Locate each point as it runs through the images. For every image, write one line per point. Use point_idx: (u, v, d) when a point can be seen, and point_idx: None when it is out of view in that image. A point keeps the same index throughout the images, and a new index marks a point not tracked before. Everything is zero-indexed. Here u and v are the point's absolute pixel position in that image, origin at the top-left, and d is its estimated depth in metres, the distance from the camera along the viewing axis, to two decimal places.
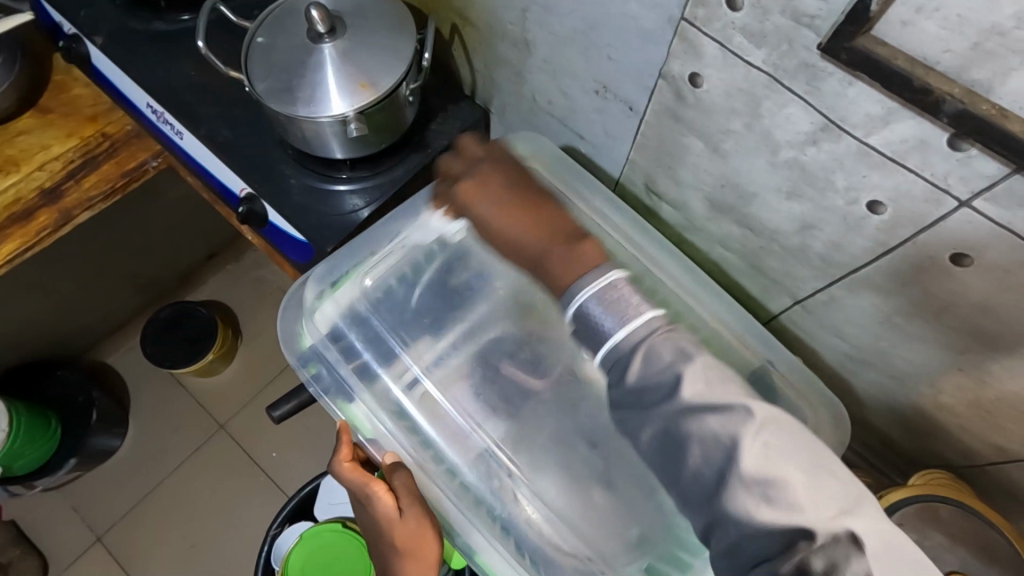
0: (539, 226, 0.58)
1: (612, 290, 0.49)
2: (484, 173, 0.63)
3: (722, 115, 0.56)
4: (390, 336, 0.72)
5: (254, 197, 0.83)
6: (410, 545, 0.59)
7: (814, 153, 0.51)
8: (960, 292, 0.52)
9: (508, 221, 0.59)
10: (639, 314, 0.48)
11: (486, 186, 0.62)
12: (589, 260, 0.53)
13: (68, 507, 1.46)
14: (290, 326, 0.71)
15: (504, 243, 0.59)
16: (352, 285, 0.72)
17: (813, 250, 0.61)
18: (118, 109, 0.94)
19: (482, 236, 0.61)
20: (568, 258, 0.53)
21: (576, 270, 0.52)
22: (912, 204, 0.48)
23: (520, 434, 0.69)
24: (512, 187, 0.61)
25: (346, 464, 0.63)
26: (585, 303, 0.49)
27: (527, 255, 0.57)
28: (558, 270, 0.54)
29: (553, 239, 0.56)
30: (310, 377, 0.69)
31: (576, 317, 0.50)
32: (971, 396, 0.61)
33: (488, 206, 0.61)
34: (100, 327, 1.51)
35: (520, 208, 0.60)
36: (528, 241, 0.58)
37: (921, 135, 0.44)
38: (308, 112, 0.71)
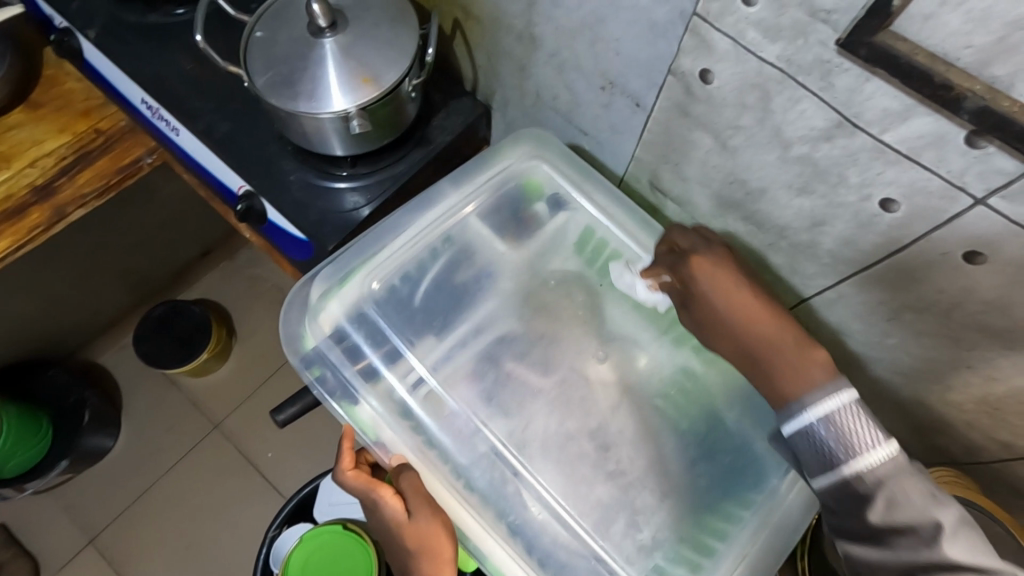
0: (771, 319, 0.59)
1: (840, 419, 0.52)
2: (714, 256, 0.64)
3: (734, 111, 0.56)
4: (394, 334, 0.70)
5: (253, 195, 0.82)
6: (423, 543, 0.58)
7: (827, 149, 0.51)
8: (972, 289, 0.52)
9: (741, 305, 0.61)
10: (874, 451, 0.50)
11: (704, 268, 0.63)
12: (816, 377, 0.55)
13: (60, 509, 1.44)
14: (292, 326, 0.69)
15: (738, 341, 0.60)
16: (355, 283, 0.70)
17: (822, 247, 0.60)
18: (112, 104, 0.92)
19: (708, 320, 0.62)
20: (807, 363, 0.56)
21: (798, 388, 0.55)
22: (926, 201, 0.48)
23: (528, 433, 0.68)
24: (744, 280, 0.62)
25: (350, 472, 0.64)
26: (818, 428, 0.53)
27: (766, 345, 0.58)
28: (785, 382, 0.56)
29: (783, 324, 0.59)
30: (314, 378, 0.68)
31: (801, 434, 0.54)
32: (979, 394, 0.61)
33: (725, 293, 0.61)
34: (92, 326, 1.49)
35: (759, 305, 0.60)
36: (759, 335, 0.59)
37: (937, 131, 0.43)
38: (308, 107, 0.69)
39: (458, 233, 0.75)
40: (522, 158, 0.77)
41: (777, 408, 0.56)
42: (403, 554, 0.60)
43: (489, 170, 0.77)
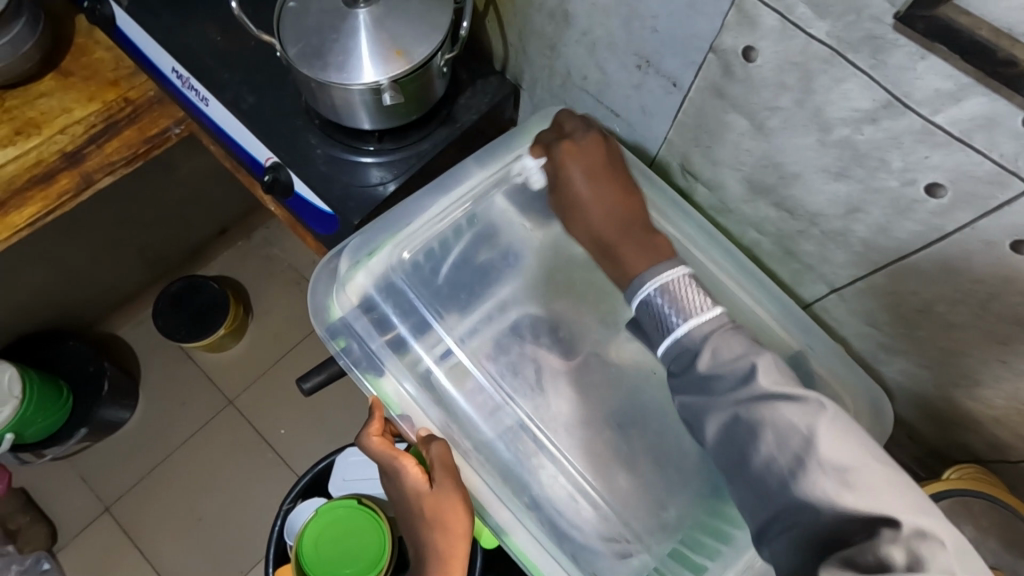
0: (614, 219, 0.65)
1: (678, 286, 0.59)
2: (588, 142, 0.68)
3: (772, 92, 0.55)
4: (423, 308, 0.71)
5: (279, 165, 0.81)
6: (439, 517, 0.58)
7: (871, 132, 0.49)
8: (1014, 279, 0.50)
9: (597, 203, 0.66)
10: (703, 312, 0.56)
11: (575, 157, 0.67)
12: (664, 254, 0.62)
13: (77, 477, 1.46)
14: (319, 296, 0.70)
15: (588, 230, 0.66)
16: (385, 253, 0.70)
17: (857, 234, 0.59)
18: (139, 75, 0.93)
19: (569, 199, 0.68)
20: (648, 254, 0.63)
21: (640, 267, 0.62)
22: (972, 187, 0.47)
23: (549, 411, 0.68)
24: (613, 170, 0.68)
25: (376, 437, 0.63)
26: (653, 295, 0.59)
27: (590, 230, 0.66)
28: (631, 257, 0.63)
29: (627, 231, 0.65)
30: (339, 350, 0.68)
31: (644, 306, 0.60)
32: (1009, 389, 0.60)
33: (581, 184, 0.67)
34: (111, 297, 1.50)
35: (614, 184, 0.67)
36: (614, 211, 0.66)
37: (991, 113, 0.42)
38: (339, 79, 0.69)
39: (486, 210, 0.76)
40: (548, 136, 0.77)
41: (625, 289, 0.63)
42: (416, 525, 0.60)
43: (518, 147, 0.76)
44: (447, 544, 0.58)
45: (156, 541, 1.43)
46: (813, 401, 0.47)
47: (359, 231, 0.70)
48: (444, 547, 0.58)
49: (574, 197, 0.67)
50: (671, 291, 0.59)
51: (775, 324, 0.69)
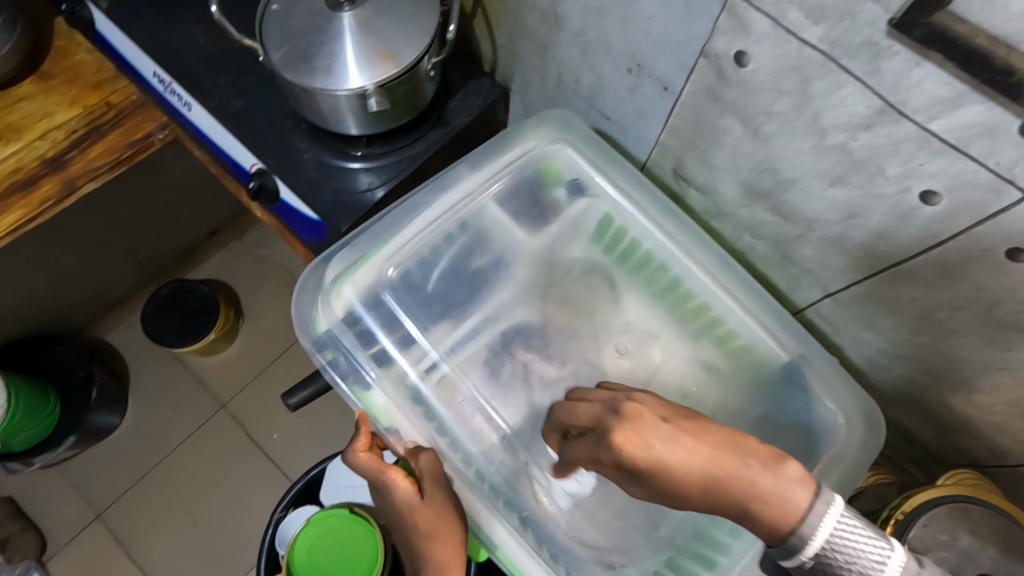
0: (716, 453, 0.46)
1: (844, 533, 0.44)
2: (657, 407, 0.49)
3: (768, 97, 0.53)
4: (406, 320, 0.70)
5: (264, 172, 0.80)
6: (435, 529, 0.57)
7: (867, 138, 0.48)
8: (1013, 289, 0.49)
9: (683, 452, 0.46)
10: (888, 563, 0.44)
11: (648, 427, 0.47)
12: (805, 491, 0.45)
13: (67, 484, 1.44)
14: (304, 308, 0.68)
15: (695, 490, 0.45)
16: (371, 266, 0.69)
17: (854, 240, 0.58)
18: (123, 78, 0.91)
19: (651, 477, 0.46)
20: (789, 489, 0.45)
21: (801, 497, 0.44)
22: (970, 195, 0.45)
23: (540, 422, 0.68)
24: (683, 423, 0.48)
25: (364, 454, 0.60)
26: (820, 553, 0.44)
27: (685, 493, 0.46)
28: (769, 513, 0.44)
29: (722, 452, 0.46)
30: (326, 362, 0.67)
31: (797, 565, 0.45)
32: (1008, 396, 0.59)
33: (660, 444, 0.46)
34: (99, 303, 1.48)
35: (692, 428, 0.47)
36: (684, 467, 0.45)
37: (989, 121, 0.41)
38: (324, 84, 0.68)
39: (476, 219, 0.74)
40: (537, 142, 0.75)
41: (771, 542, 0.46)
42: (409, 541, 0.58)
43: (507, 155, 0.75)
44: (446, 558, 0.56)
45: (149, 549, 1.41)
46: (825, 494, 0.45)
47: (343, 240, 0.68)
48: (442, 563, 0.56)
49: (652, 458, 0.45)
50: (841, 549, 0.44)
51: (769, 330, 0.68)
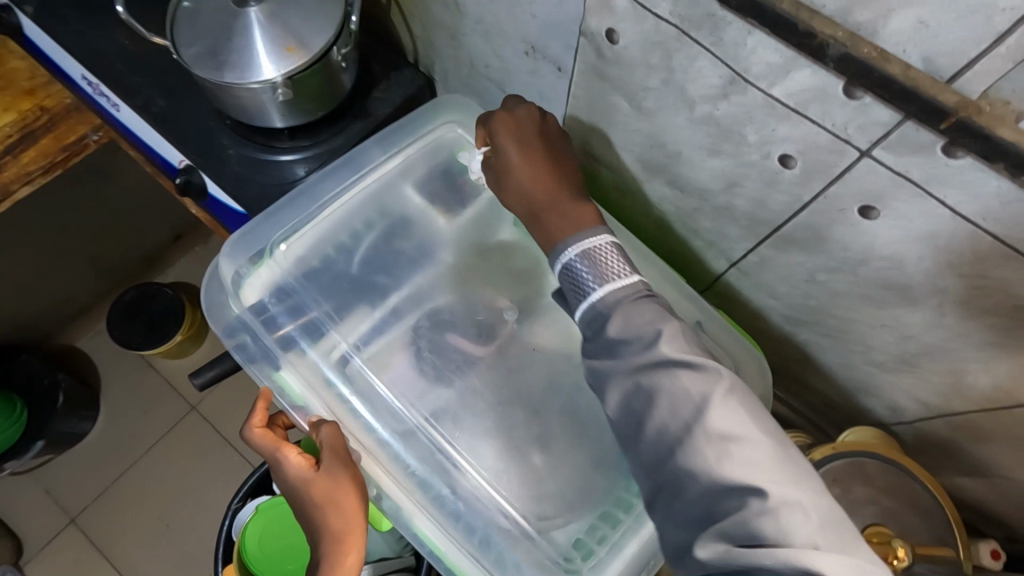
0: (544, 159, 0.64)
1: (601, 250, 0.57)
2: (523, 117, 0.66)
3: (642, 73, 0.56)
4: (311, 309, 0.71)
5: (191, 168, 0.82)
6: (332, 497, 0.60)
7: (726, 107, 0.51)
8: (872, 244, 0.51)
9: (531, 167, 0.64)
10: (619, 277, 0.55)
11: (508, 127, 0.65)
12: (587, 221, 0.61)
13: (41, 489, 1.46)
14: (215, 296, 0.70)
15: (520, 174, 0.64)
16: (279, 256, 0.71)
17: (739, 208, 0.60)
18: (56, 83, 0.92)
19: (503, 176, 0.65)
20: (572, 206, 0.62)
21: (586, 224, 0.60)
22: (819, 156, 0.48)
23: (465, 402, 0.71)
24: (535, 127, 0.65)
25: (257, 430, 0.65)
26: (593, 294, 0.55)
27: (527, 204, 0.64)
28: (556, 223, 0.61)
29: (563, 194, 0.63)
30: (236, 345, 0.69)
31: (565, 271, 0.58)
32: (893, 351, 0.61)
33: (512, 147, 0.65)
34: (65, 309, 1.50)
35: (545, 161, 0.64)
36: (528, 185, 0.64)
37: (819, 84, 0.43)
38: (235, 77, 0.69)
39: (391, 205, 0.76)
40: (439, 128, 0.78)
41: (552, 250, 0.61)
42: (308, 511, 0.61)
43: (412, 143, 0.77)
44: (344, 522, 0.59)
45: (124, 550, 1.43)
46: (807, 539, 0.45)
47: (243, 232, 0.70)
48: (341, 526, 0.59)
49: (508, 166, 0.65)
50: (592, 255, 0.57)
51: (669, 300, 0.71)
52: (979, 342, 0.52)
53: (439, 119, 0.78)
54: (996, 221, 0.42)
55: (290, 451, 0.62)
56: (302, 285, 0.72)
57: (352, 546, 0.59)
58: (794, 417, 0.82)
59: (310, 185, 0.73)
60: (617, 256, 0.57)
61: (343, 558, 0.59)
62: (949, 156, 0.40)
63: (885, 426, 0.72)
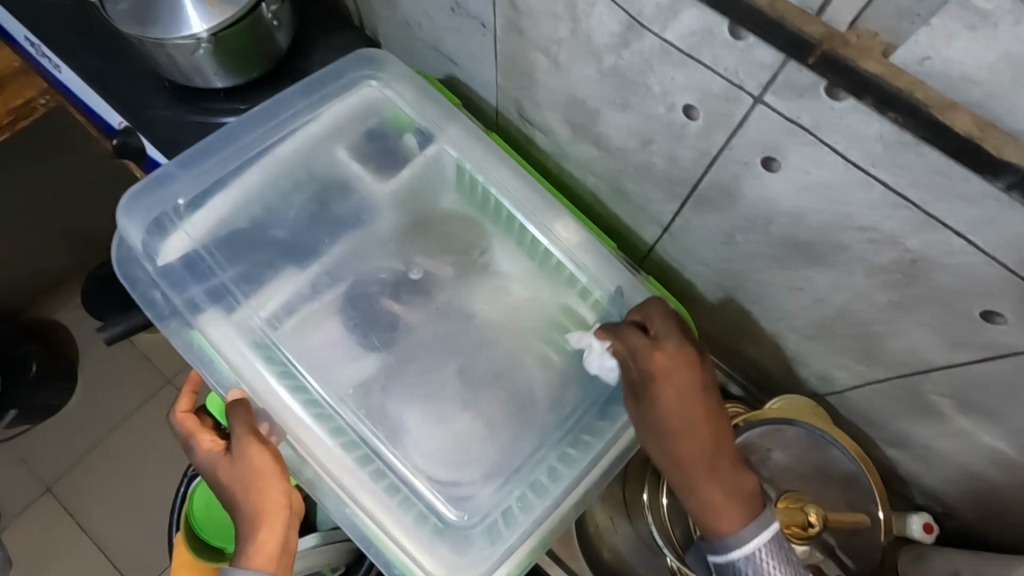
0: (705, 441, 0.56)
1: (765, 555, 0.53)
2: (681, 358, 0.58)
3: (551, 24, 0.54)
4: (224, 270, 0.70)
5: (127, 130, 0.81)
6: (243, 473, 0.52)
7: (628, 56, 0.49)
8: (777, 201, 0.50)
9: (690, 421, 0.56)
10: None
11: (675, 374, 0.57)
12: (736, 521, 0.54)
13: (16, 459, 1.48)
14: (126, 256, 0.70)
15: (675, 435, 0.56)
16: (190, 226, 0.70)
17: (657, 167, 0.59)
18: (3, 46, 0.92)
19: (654, 425, 0.57)
20: (729, 510, 0.54)
21: (731, 520, 0.54)
22: (717, 105, 0.46)
23: (394, 369, 0.71)
24: (698, 388, 0.57)
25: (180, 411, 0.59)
26: (739, 562, 0.53)
27: (675, 461, 0.56)
28: (719, 519, 0.54)
29: (715, 462, 0.56)
30: (145, 304, 0.68)
31: (724, 563, 0.55)
32: (813, 317, 0.60)
33: (670, 401, 0.56)
34: (38, 282, 1.49)
35: (696, 416, 0.56)
36: (700, 451, 0.56)
37: (705, 25, 0.42)
38: (157, 33, 0.69)
39: (321, 168, 0.75)
40: (358, 84, 0.77)
41: (708, 535, 0.55)
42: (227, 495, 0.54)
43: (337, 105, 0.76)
44: (257, 498, 0.52)
45: (98, 518, 1.45)
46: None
47: (144, 193, 0.69)
48: (254, 501, 0.52)
49: (659, 415, 0.57)
50: (758, 562, 0.53)
51: (589, 264, 0.71)
52: (886, 304, 0.51)
53: (357, 76, 0.77)
54: (883, 168, 0.40)
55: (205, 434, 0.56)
56: (217, 244, 0.71)
57: (266, 524, 0.51)
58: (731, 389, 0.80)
59: (221, 145, 0.72)
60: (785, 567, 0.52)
61: (256, 537, 0.51)
62: (831, 99, 0.39)
63: (817, 397, 0.71)
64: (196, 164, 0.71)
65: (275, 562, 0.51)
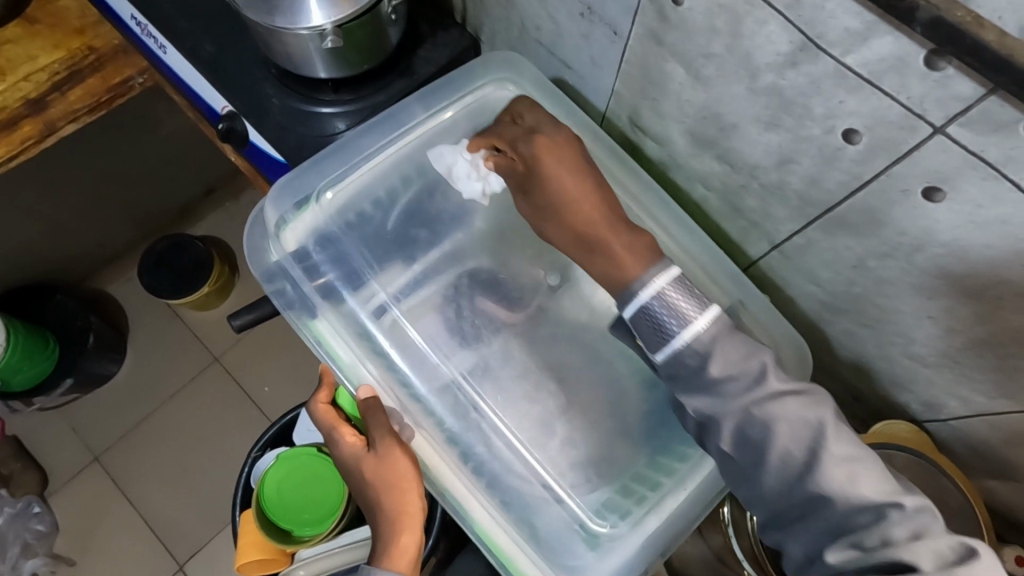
0: (588, 196, 0.63)
1: (670, 290, 0.55)
2: (557, 138, 0.66)
3: (703, 37, 0.54)
4: (352, 257, 0.71)
5: (234, 116, 0.82)
6: (383, 473, 0.61)
7: (792, 76, 0.49)
8: (930, 228, 0.50)
9: (581, 189, 0.63)
10: (699, 317, 0.53)
11: (550, 152, 0.65)
12: (640, 263, 0.58)
13: (66, 426, 1.48)
14: (255, 240, 0.70)
15: (566, 211, 0.63)
16: (316, 211, 0.71)
17: (790, 186, 0.59)
18: (105, 23, 0.92)
19: (544, 196, 0.64)
20: (617, 230, 0.61)
21: (633, 266, 0.58)
22: (887, 132, 0.46)
23: (494, 365, 0.69)
24: (582, 162, 0.65)
25: (322, 405, 0.68)
26: (652, 302, 0.55)
27: (573, 231, 0.62)
28: (619, 251, 0.59)
29: (618, 227, 0.61)
30: (273, 291, 0.69)
31: (638, 314, 0.56)
32: (937, 344, 0.59)
33: (562, 171, 0.64)
34: (99, 254, 1.50)
35: (588, 188, 0.63)
36: (590, 218, 0.62)
37: (898, 53, 0.42)
38: (284, 21, 0.69)
39: (433, 162, 0.76)
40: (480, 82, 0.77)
41: (616, 293, 0.59)
42: (366, 493, 0.63)
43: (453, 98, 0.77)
44: (398, 502, 0.61)
45: (143, 490, 1.44)
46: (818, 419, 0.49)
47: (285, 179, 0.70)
48: (394, 504, 0.61)
49: (551, 182, 0.64)
50: (666, 296, 0.55)
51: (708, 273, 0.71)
52: None
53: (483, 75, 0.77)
54: None
55: (347, 431, 0.66)
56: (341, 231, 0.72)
57: (406, 529, 0.60)
58: None
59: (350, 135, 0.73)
60: (690, 297, 0.55)
61: (398, 540, 0.60)
62: None
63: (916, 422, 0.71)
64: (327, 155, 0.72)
65: (410, 563, 0.59)
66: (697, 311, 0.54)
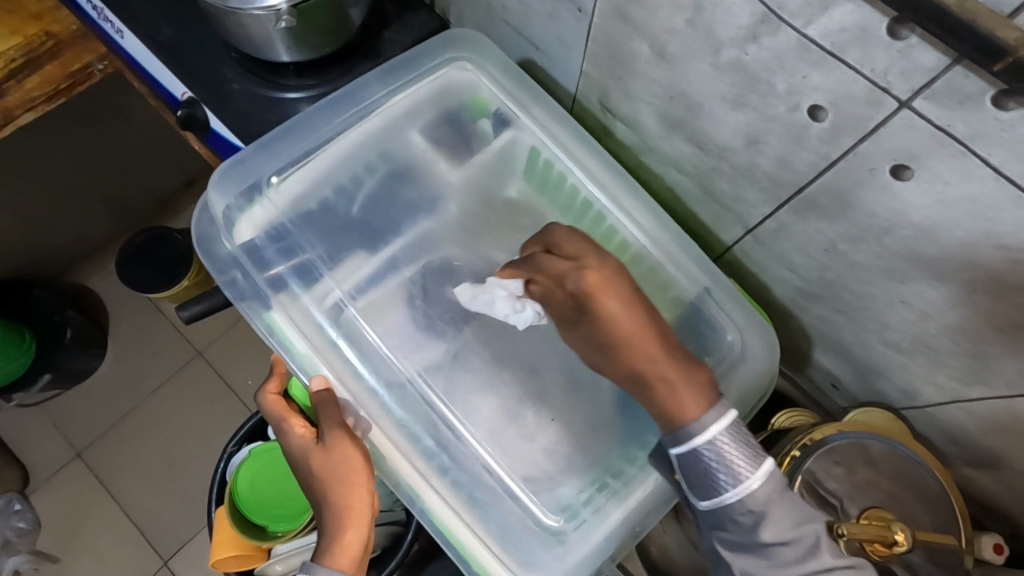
0: (643, 328, 0.56)
1: (724, 440, 0.50)
2: (610, 276, 0.58)
3: (666, 12, 0.52)
4: (306, 247, 0.68)
5: (193, 101, 0.79)
6: (332, 468, 0.58)
7: (756, 51, 0.47)
8: (901, 209, 0.48)
9: (636, 324, 0.56)
10: (753, 475, 0.49)
11: (607, 289, 0.57)
12: (698, 403, 0.52)
13: (47, 422, 1.46)
14: (204, 226, 0.69)
15: (619, 347, 0.56)
16: (267, 201, 0.68)
17: (760, 168, 0.57)
18: (64, 9, 0.89)
19: (604, 339, 0.56)
20: (687, 381, 0.53)
21: (694, 413, 0.51)
22: (852, 108, 0.44)
23: (462, 358, 0.68)
24: (637, 305, 0.57)
25: (272, 396, 0.65)
26: (703, 450, 0.50)
27: (639, 377, 0.55)
28: (682, 407, 0.52)
29: (666, 360, 0.54)
30: (225, 281, 0.67)
31: (687, 454, 0.51)
32: (913, 331, 0.57)
33: (617, 313, 0.56)
34: (76, 248, 1.48)
35: (653, 325, 0.56)
36: (641, 352, 0.55)
37: (860, 22, 0.40)
38: (238, 2, 0.66)
39: (396, 148, 0.73)
40: (445, 64, 0.74)
41: (666, 427, 0.53)
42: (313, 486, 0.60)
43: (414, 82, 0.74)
44: (345, 496, 0.58)
45: (126, 486, 1.42)
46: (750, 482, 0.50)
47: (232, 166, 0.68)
48: (342, 499, 0.58)
49: (610, 326, 0.56)
50: (719, 446, 0.50)
51: (679, 262, 0.69)
52: (1007, 323, 0.49)
53: (444, 56, 0.75)
54: None
55: (297, 423, 0.63)
56: (300, 220, 0.70)
57: (351, 524, 0.57)
58: (798, 398, 0.78)
59: (306, 121, 0.71)
60: (746, 447, 0.50)
61: (342, 535, 0.57)
62: (999, 109, 0.37)
63: (895, 411, 0.69)
64: (281, 141, 0.70)
65: (354, 559, 0.57)
66: (751, 471, 0.49)
